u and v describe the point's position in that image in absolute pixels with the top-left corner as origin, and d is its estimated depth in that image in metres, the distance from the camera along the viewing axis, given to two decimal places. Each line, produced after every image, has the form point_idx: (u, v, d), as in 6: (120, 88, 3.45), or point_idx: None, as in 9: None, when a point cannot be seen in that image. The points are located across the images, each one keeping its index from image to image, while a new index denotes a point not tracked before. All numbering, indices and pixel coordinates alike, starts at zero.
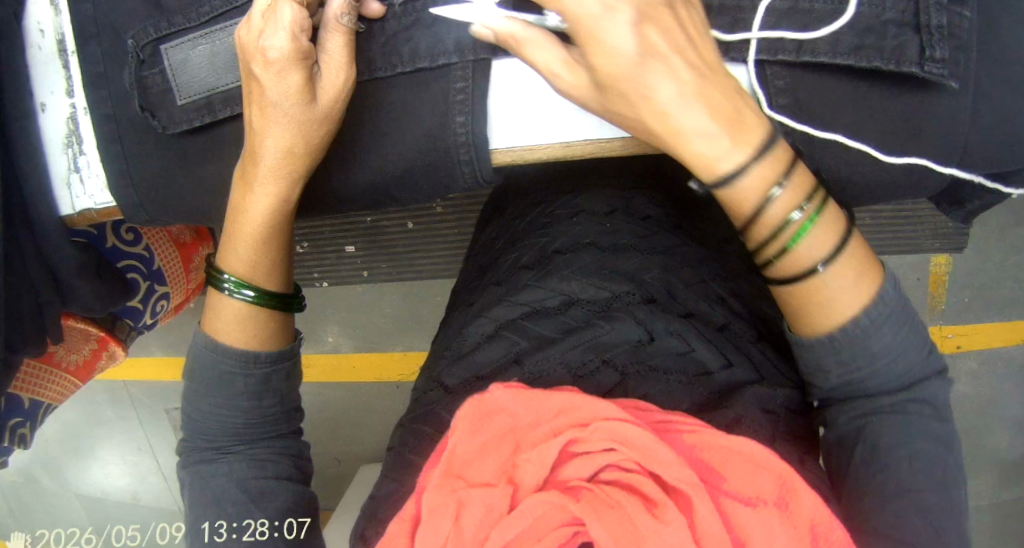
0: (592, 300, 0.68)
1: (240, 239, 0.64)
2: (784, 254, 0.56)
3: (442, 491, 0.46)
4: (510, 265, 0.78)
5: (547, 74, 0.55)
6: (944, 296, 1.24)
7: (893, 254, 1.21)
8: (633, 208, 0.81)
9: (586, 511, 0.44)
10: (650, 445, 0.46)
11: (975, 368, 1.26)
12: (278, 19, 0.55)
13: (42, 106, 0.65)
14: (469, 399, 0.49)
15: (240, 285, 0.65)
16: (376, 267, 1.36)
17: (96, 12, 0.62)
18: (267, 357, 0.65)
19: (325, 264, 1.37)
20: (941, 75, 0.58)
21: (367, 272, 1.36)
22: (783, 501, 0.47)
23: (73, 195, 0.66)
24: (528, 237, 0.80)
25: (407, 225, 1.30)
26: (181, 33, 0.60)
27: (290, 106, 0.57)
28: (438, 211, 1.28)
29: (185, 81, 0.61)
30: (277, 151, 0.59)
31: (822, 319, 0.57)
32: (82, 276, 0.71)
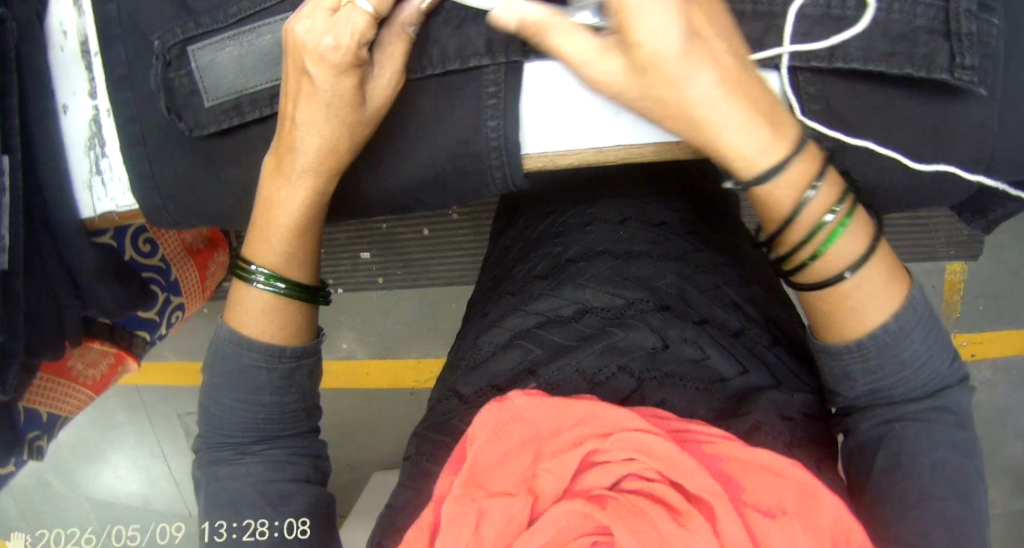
0: (606, 308, 0.67)
1: (272, 231, 0.62)
2: (814, 260, 0.54)
3: (462, 501, 0.45)
4: (525, 274, 0.77)
5: (576, 67, 0.49)
6: (959, 303, 1.24)
7: (910, 262, 1.20)
8: (646, 213, 0.80)
9: (614, 519, 0.43)
10: (670, 454, 0.44)
11: (988, 376, 1.28)
12: (345, 23, 0.53)
13: (64, 107, 0.65)
14: (489, 406, 0.47)
15: (268, 277, 0.63)
16: (392, 274, 1.35)
17: (120, 13, 0.61)
18: (292, 352, 0.63)
19: (341, 272, 1.35)
20: (969, 83, 0.55)
21: (382, 279, 1.35)
22: (807, 512, 0.45)
23: (95, 198, 0.65)
24: (543, 245, 0.79)
25: (422, 232, 1.27)
26: (210, 33, 0.59)
27: (345, 104, 0.56)
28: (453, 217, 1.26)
29: (213, 82, 0.59)
30: (317, 149, 0.58)
31: (854, 328, 0.55)
32: (101, 280, 0.70)
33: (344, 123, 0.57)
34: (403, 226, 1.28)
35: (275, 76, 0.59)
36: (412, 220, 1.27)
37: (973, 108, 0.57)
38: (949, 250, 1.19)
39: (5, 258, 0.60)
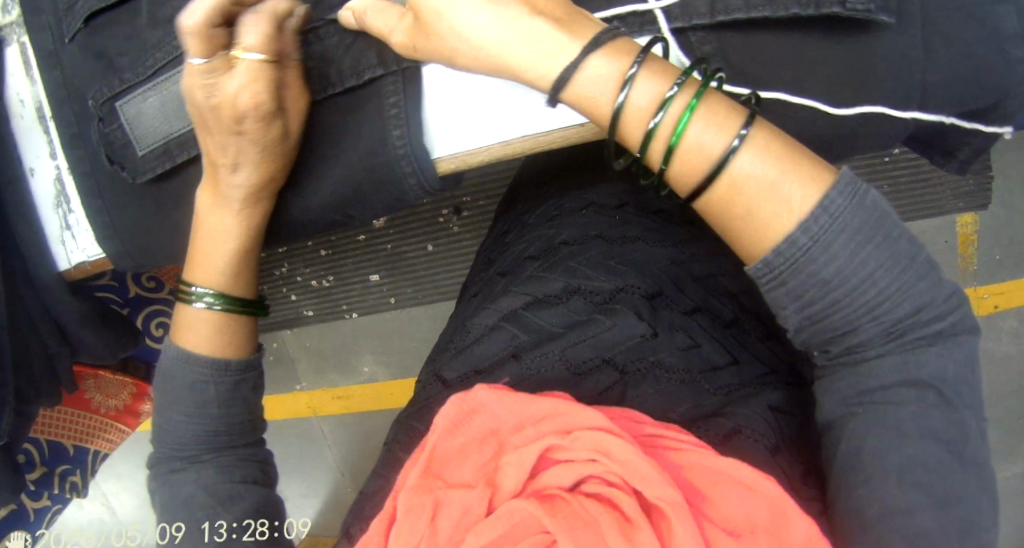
0: (594, 291, 0.68)
1: (214, 259, 0.66)
2: (676, 155, 0.53)
3: (420, 492, 0.47)
4: (518, 254, 0.78)
5: (382, 36, 0.59)
6: (975, 256, 1.26)
7: (919, 218, 1.23)
8: (642, 199, 0.82)
9: (562, 528, 0.44)
10: (632, 460, 0.45)
11: (1017, 327, 1.29)
12: (241, 71, 0.57)
13: (30, 170, 0.68)
14: (453, 398, 0.49)
15: (203, 296, 0.67)
16: (402, 292, 1.36)
17: (64, 78, 0.64)
18: (237, 366, 0.66)
19: (353, 295, 1.37)
20: (866, 11, 0.55)
21: (393, 297, 1.36)
22: (774, 530, 0.45)
23: (68, 251, 0.68)
24: (538, 228, 0.81)
25: (428, 248, 1.29)
26: (133, 87, 0.61)
27: (265, 143, 0.61)
28: (454, 230, 1.27)
29: (142, 132, 0.62)
30: (252, 181, 0.63)
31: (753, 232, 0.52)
32: (86, 324, 0.75)
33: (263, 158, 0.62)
34: (406, 244, 1.29)
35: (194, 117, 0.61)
36: (417, 237, 1.28)
37: (883, 44, 0.57)
38: (959, 203, 1.22)
39: None
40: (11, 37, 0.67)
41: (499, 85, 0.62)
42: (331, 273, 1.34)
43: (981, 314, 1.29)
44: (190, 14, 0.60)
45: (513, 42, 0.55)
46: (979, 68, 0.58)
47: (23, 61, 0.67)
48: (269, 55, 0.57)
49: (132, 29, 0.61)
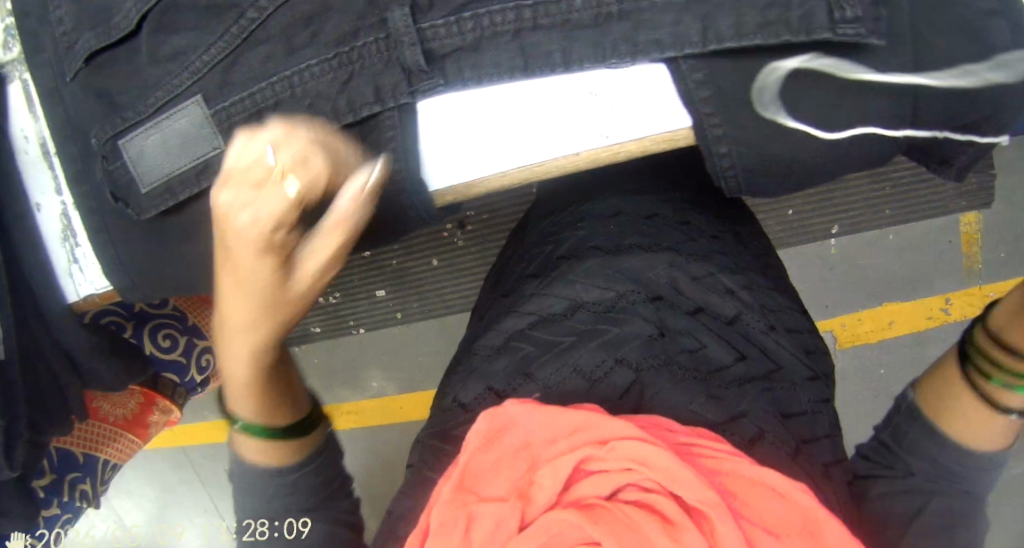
0: (598, 302, 0.68)
1: (230, 385, 0.58)
2: (987, 397, 0.63)
3: (454, 505, 0.48)
4: (518, 274, 0.80)
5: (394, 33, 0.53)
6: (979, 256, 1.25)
7: (922, 220, 1.23)
8: (640, 207, 0.82)
9: (608, 534, 0.45)
10: (668, 466, 0.47)
11: None
12: (261, 202, 0.49)
13: (37, 205, 0.69)
14: (483, 414, 0.51)
15: (245, 427, 0.61)
16: (409, 307, 1.36)
17: (66, 115, 0.63)
18: (293, 465, 0.63)
19: (359, 311, 1.37)
20: (857, 35, 0.56)
21: (400, 313, 1.37)
22: (806, 532, 0.48)
23: (75, 283, 0.70)
24: (540, 244, 0.82)
25: (431, 261, 1.30)
26: (136, 125, 0.62)
27: (262, 294, 0.51)
28: (458, 243, 1.28)
29: (144, 170, 0.63)
30: (263, 322, 0.53)
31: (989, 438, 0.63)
32: (97, 356, 0.75)
33: (268, 309, 0.52)
34: (411, 259, 1.31)
35: (193, 156, 0.62)
36: (420, 250, 1.30)
37: (875, 61, 0.58)
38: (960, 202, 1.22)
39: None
40: (13, 74, 0.69)
41: (501, 107, 0.63)
42: (338, 291, 1.35)
43: None
44: (189, 54, 0.61)
45: None
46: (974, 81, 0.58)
47: (26, 99, 0.69)
48: (283, 214, 0.49)
49: (133, 69, 0.62)
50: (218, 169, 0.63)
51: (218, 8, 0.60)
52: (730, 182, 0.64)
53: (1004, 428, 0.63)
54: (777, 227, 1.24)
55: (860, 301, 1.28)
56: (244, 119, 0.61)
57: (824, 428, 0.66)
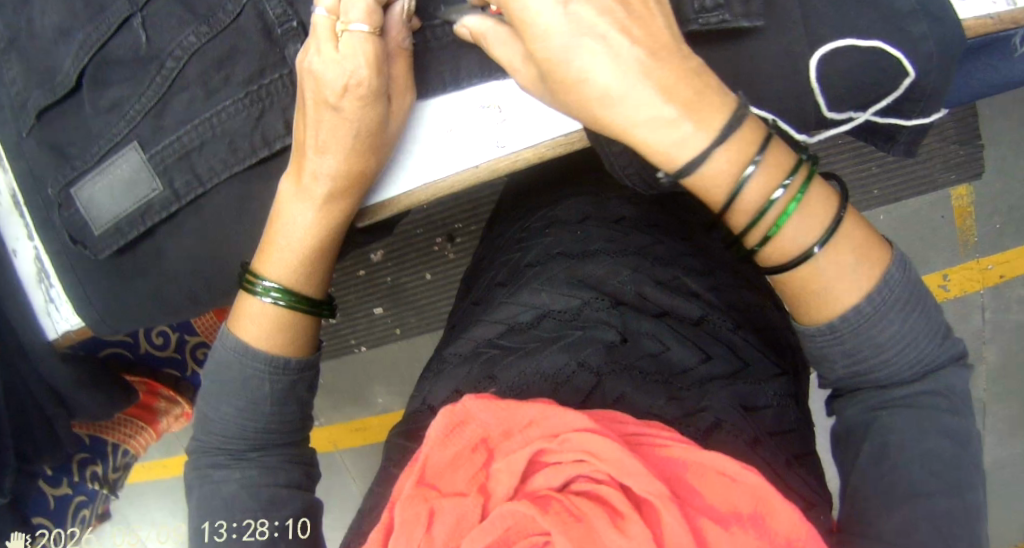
0: (562, 311, 0.67)
1: (286, 249, 0.64)
2: (768, 242, 0.54)
3: (414, 501, 0.46)
4: (486, 284, 0.80)
5: (314, 41, 0.58)
6: (974, 228, 1.25)
7: (910, 195, 1.23)
8: (607, 210, 0.81)
9: (555, 523, 0.43)
10: (618, 457, 0.45)
11: None
12: (349, 56, 0.57)
13: (13, 251, 0.72)
14: (440, 412, 0.49)
15: (272, 287, 0.63)
16: (406, 322, 1.38)
17: (28, 165, 0.67)
18: (296, 365, 0.63)
19: (359, 330, 1.40)
20: (721, 23, 0.59)
21: (399, 328, 1.38)
22: (759, 516, 0.45)
23: (54, 320, 0.72)
24: (504, 254, 0.82)
25: (424, 276, 1.32)
26: (82, 174, 0.66)
27: (359, 132, 0.60)
28: (449, 256, 1.31)
29: (96, 214, 0.66)
30: (338, 176, 0.62)
31: (823, 295, 0.54)
32: (82, 389, 0.78)
33: (353, 154, 0.61)
34: (405, 274, 1.33)
35: (137, 197, 0.65)
36: (413, 265, 1.32)
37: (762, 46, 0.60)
38: (949, 174, 1.22)
39: None
40: None
41: (437, 114, 0.65)
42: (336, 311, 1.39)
43: (990, 286, 1.26)
44: (124, 105, 0.65)
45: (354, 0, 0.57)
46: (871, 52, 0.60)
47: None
48: (373, 59, 0.58)
49: (79, 121, 0.66)
50: (161, 210, 0.66)
51: (145, 56, 0.64)
52: (634, 182, 0.64)
53: (841, 288, 0.54)
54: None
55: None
56: (177, 160, 0.64)
57: (793, 422, 0.64)
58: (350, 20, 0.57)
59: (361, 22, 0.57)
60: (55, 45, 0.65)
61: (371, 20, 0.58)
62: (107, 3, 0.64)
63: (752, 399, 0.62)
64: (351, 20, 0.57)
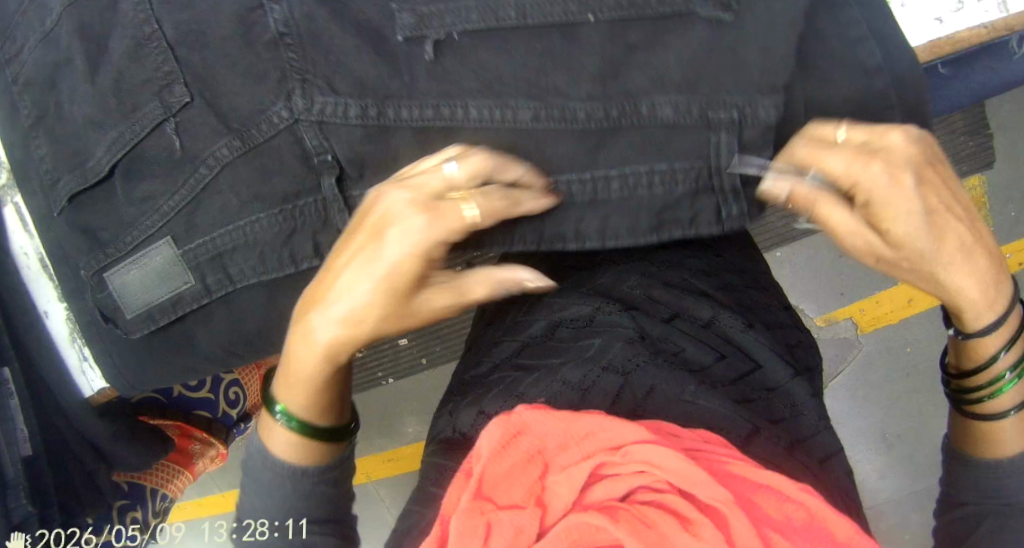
0: (575, 318, 0.71)
1: (290, 383, 0.59)
2: (981, 400, 0.61)
3: (472, 514, 0.46)
4: (501, 299, 0.82)
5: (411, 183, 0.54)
6: (990, 218, 1.25)
7: None
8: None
9: (628, 532, 0.44)
10: (681, 466, 0.46)
11: None
12: (416, 231, 0.52)
13: (45, 313, 0.70)
14: (497, 420, 0.50)
15: (286, 416, 0.59)
16: (433, 351, 1.39)
17: (54, 239, 0.64)
18: (314, 473, 0.60)
19: (386, 361, 1.40)
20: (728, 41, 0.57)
21: (425, 359, 1.39)
22: (818, 520, 0.46)
23: (89, 379, 0.71)
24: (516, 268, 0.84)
25: (449, 305, 1.31)
26: (117, 262, 0.63)
27: (362, 323, 0.55)
28: None
29: (129, 298, 0.63)
30: (324, 359, 0.57)
31: (987, 426, 0.60)
32: (121, 443, 0.76)
33: (343, 344, 0.56)
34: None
35: (172, 286, 0.63)
36: None
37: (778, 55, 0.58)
38: (964, 165, 1.22)
39: (26, 446, 0.66)
40: (6, 199, 0.69)
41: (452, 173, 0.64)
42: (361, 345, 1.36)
43: (1010, 273, 1.25)
44: (158, 198, 0.60)
45: (464, 210, 0.53)
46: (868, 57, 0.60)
47: (21, 220, 0.69)
48: (439, 246, 0.53)
49: (110, 207, 0.62)
50: (193, 301, 0.64)
51: (179, 161, 0.59)
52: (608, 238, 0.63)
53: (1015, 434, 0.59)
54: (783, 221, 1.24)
55: (874, 282, 1.28)
56: (210, 259, 0.62)
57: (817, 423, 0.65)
58: (462, 216, 0.53)
59: (451, 225, 0.53)
60: (85, 136, 0.60)
61: (467, 221, 0.53)
62: (140, 103, 0.59)
63: (761, 392, 0.65)
64: (461, 214, 0.53)
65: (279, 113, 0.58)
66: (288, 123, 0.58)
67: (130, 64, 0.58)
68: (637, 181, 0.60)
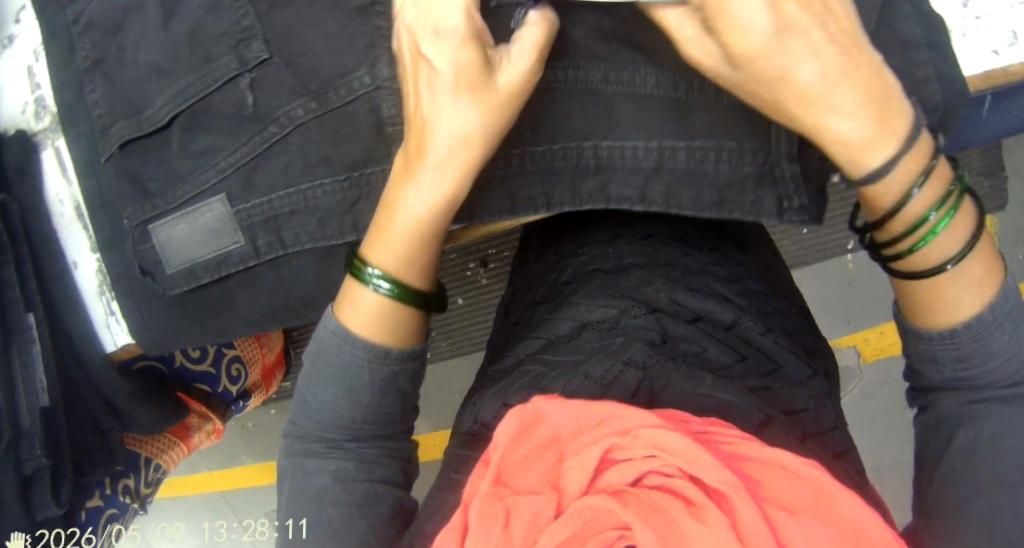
0: (602, 319, 0.69)
1: (392, 232, 0.59)
2: (911, 251, 0.54)
3: (491, 499, 0.46)
4: (527, 303, 0.81)
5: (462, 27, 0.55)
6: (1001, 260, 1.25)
7: None
8: (638, 228, 0.82)
9: (637, 516, 0.43)
10: (690, 450, 0.45)
11: None
12: (518, 61, 0.55)
13: (74, 263, 0.71)
14: (512, 411, 0.49)
15: (382, 276, 0.60)
16: (439, 348, 1.37)
17: (98, 187, 0.67)
18: (397, 355, 0.61)
19: None
20: None
21: (431, 353, 1.37)
22: (825, 507, 0.44)
23: (114, 333, 0.72)
24: (542, 276, 0.83)
25: (457, 300, 1.32)
26: (164, 214, 0.65)
27: (463, 171, 0.57)
28: (484, 282, 1.31)
29: (171, 254, 0.66)
30: (421, 204, 0.58)
31: (948, 309, 0.54)
32: (136, 402, 0.75)
33: (456, 189, 0.58)
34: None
35: (218, 247, 0.65)
36: (446, 290, 1.32)
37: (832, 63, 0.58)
38: None
39: (44, 397, 0.67)
40: (47, 142, 0.71)
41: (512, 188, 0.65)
42: None
43: None
44: (214, 154, 0.63)
45: (521, 48, 0.54)
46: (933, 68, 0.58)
47: (61, 165, 0.71)
48: (531, 79, 0.55)
49: (162, 158, 0.65)
50: (239, 263, 0.66)
51: (246, 117, 0.62)
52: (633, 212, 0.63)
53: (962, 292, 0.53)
54: (798, 248, 1.22)
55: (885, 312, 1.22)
56: (264, 220, 0.64)
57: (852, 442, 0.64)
58: (519, 52, 0.54)
59: (520, 65, 0.55)
60: (147, 84, 0.65)
61: (535, 60, 0.55)
62: (215, 54, 0.62)
63: (794, 403, 0.63)
64: (519, 50, 0.54)
65: (360, 79, 0.60)
66: (368, 90, 0.61)
67: (208, 14, 0.62)
68: (704, 155, 0.60)
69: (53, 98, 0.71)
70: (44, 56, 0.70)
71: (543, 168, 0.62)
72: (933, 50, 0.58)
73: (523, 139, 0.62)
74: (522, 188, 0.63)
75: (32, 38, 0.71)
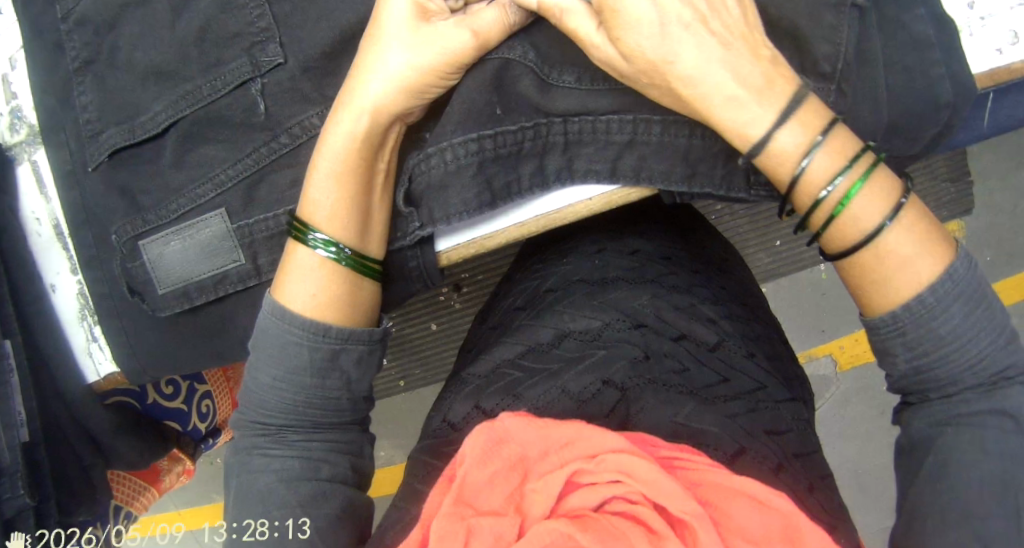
0: (584, 331, 0.63)
1: (316, 172, 0.58)
2: (834, 221, 0.53)
3: (451, 519, 0.42)
4: (505, 309, 0.75)
5: None
6: None
7: None
8: (621, 244, 0.76)
9: (594, 542, 0.40)
10: (654, 477, 0.42)
11: None
12: (481, 17, 0.55)
13: (52, 287, 0.67)
14: (479, 426, 0.45)
15: (327, 242, 0.58)
16: (411, 374, 1.21)
17: (83, 199, 0.64)
18: (336, 333, 0.56)
19: None
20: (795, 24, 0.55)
21: (403, 381, 1.21)
22: (785, 545, 0.41)
23: (96, 362, 0.68)
24: (521, 282, 0.77)
25: (430, 327, 1.16)
26: (157, 229, 0.63)
27: (391, 112, 0.56)
28: (457, 307, 1.15)
29: (163, 272, 0.63)
30: (345, 143, 0.56)
31: (888, 284, 0.52)
32: (120, 436, 0.72)
33: (372, 140, 0.57)
34: (409, 325, 1.16)
35: (216, 265, 0.63)
36: (416, 317, 1.16)
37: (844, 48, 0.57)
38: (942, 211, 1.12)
39: (23, 431, 0.62)
40: (22, 156, 0.67)
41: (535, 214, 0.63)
42: None
43: None
44: (217, 165, 0.62)
45: (487, 16, 0.55)
46: (933, 65, 0.59)
47: (38, 180, 0.67)
48: (483, 42, 0.56)
49: (157, 166, 0.63)
50: (237, 282, 0.63)
51: (257, 124, 0.61)
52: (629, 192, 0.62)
53: (890, 258, 0.52)
54: (768, 261, 1.12)
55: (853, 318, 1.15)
56: (266, 237, 0.62)
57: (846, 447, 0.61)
58: (483, 15, 0.55)
59: (478, 28, 0.55)
60: (141, 90, 0.62)
61: (501, 29, 0.56)
62: (226, 57, 0.61)
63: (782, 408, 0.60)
64: (486, 13, 0.55)
65: None
66: None
67: (221, 13, 0.60)
68: (678, 128, 0.59)
69: (32, 110, 0.67)
70: (23, 63, 0.67)
71: (533, 126, 0.60)
72: (937, 53, 0.59)
73: (495, 116, 0.59)
74: (498, 175, 0.60)
75: (9, 44, 0.67)
